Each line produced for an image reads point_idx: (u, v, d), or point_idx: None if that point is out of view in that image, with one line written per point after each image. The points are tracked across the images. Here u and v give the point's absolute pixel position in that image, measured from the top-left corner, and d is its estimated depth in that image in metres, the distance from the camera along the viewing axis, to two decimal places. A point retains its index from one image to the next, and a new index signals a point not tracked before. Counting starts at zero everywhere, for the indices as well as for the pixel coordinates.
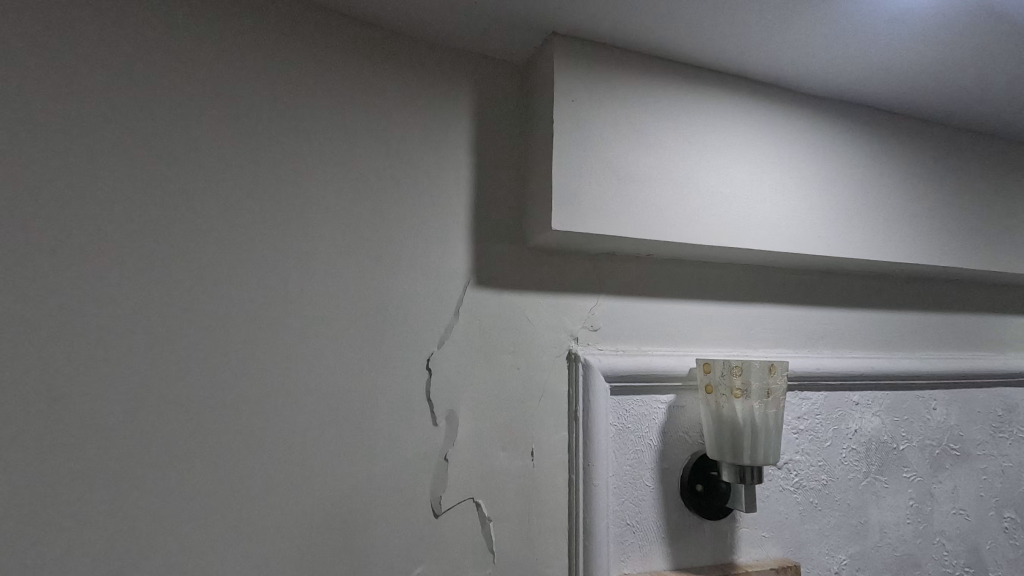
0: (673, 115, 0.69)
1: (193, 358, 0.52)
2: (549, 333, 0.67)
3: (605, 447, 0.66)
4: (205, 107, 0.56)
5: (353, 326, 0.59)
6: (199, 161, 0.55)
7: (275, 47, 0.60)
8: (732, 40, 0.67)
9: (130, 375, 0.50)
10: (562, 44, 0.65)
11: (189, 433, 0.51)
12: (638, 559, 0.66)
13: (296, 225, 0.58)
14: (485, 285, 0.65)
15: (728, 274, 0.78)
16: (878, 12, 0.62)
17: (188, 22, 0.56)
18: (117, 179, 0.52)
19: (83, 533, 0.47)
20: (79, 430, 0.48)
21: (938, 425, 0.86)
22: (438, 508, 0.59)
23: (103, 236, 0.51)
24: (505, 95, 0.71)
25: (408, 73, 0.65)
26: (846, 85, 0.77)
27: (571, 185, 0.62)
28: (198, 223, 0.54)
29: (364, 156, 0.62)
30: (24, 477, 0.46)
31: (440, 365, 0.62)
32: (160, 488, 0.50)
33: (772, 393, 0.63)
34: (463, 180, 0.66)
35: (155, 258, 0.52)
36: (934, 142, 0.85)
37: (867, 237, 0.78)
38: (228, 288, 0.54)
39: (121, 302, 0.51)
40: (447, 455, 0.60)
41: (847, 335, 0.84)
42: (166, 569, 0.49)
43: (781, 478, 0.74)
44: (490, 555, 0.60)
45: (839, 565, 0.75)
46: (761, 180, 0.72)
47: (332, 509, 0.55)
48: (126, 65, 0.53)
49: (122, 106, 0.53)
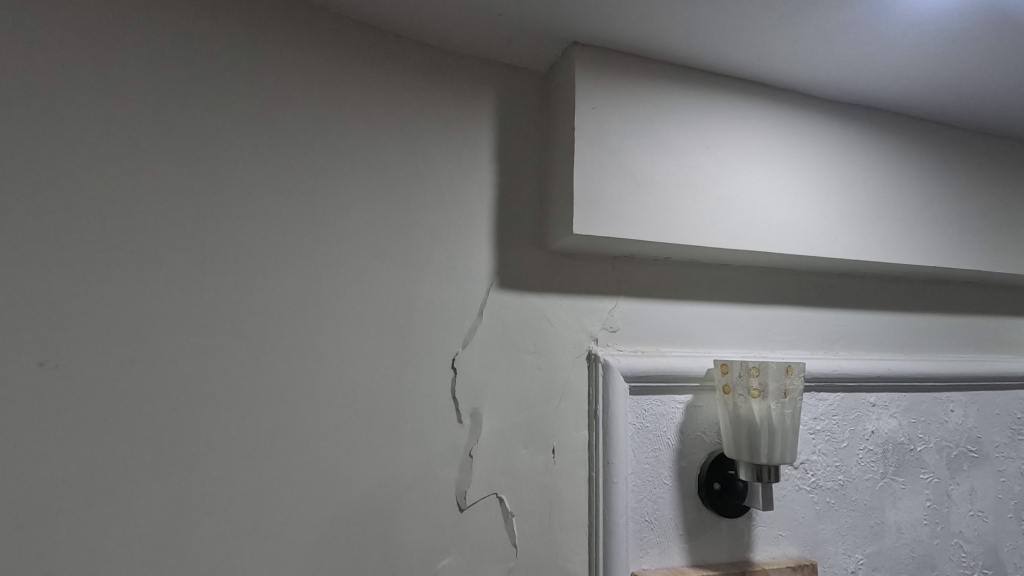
0: (691, 120, 0.70)
1: (232, 356, 0.55)
2: (569, 334, 0.69)
3: (625, 446, 0.68)
4: (243, 119, 0.59)
5: (383, 327, 0.61)
6: (237, 170, 0.58)
7: (307, 59, 0.62)
8: (750, 47, 0.68)
9: (176, 371, 0.53)
10: (583, 53, 0.67)
11: (228, 428, 0.54)
12: (656, 555, 0.67)
13: (329, 229, 0.60)
14: (508, 288, 0.67)
15: (745, 276, 0.79)
16: (893, 22, 0.63)
17: (228, 37, 0.59)
18: (162, 186, 0.54)
19: (131, 521, 0.50)
20: (127, 425, 0.51)
21: (956, 427, 0.86)
22: (462, 502, 0.61)
23: (150, 240, 0.53)
24: (526, 102, 0.73)
25: (435, 82, 0.68)
26: (862, 89, 0.78)
27: (591, 190, 0.64)
28: (238, 227, 0.57)
29: (392, 163, 0.64)
30: (75, 468, 0.49)
31: (464, 364, 0.64)
32: (204, 480, 0.53)
33: (788, 393, 0.65)
34: (486, 185, 0.68)
35: (199, 260, 0.55)
36: (951, 145, 0.85)
37: (883, 240, 0.78)
38: (264, 291, 0.57)
39: (167, 303, 0.53)
40: (472, 451, 0.63)
41: (863, 337, 0.85)
42: (208, 556, 0.52)
43: (797, 478, 0.75)
44: (512, 548, 0.62)
45: (856, 564, 0.76)
46: (776, 184, 0.73)
47: (364, 503, 0.58)
48: (172, 77, 0.56)
49: (167, 117, 0.56)
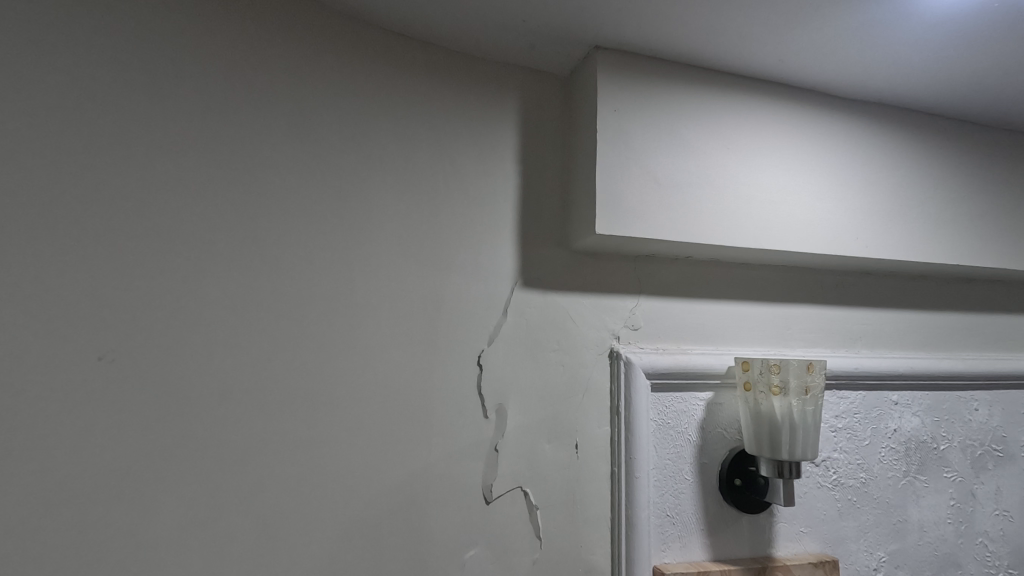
0: (712, 122, 0.71)
1: (270, 352, 0.58)
2: (592, 332, 0.70)
3: (646, 441, 0.69)
4: (279, 124, 0.61)
5: (412, 324, 0.63)
6: (272, 173, 0.60)
7: (338, 65, 0.65)
8: (772, 48, 0.69)
9: (219, 367, 0.55)
10: (605, 56, 0.68)
11: (267, 421, 0.56)
12: (678, 549, 0.69)
13: (360, 230, 0.63)
14: (532, 287, 0.69)
15: (766, 275, 0.80)
16: (913, 24, 0.64)
17: (263, 45, 0.61)
18: (203, 189, 0.57)
19: (177, 509, 0.52)
20: (172, 418, 0.53)
21: (980, 426, 0.86)
22: (488, 495, 0.63)
23: (193, 241, 0.56)
24: (549, 105, 0.74)
25: (460, 87, 0.70)
26: (884, 88, 0.78)
27: (612, 191, 0.65)
28: (275, 229, 0.59)
29: (420, 167, 0.66)
30: (125, 458, 0.51)
31: (490, 361, 0.66)
32: (246, 470, 0.55)
33: (810, 390, 0.65)
34: (510, 186, 0.70)
35: (239, 260, 0.57)
36: (974, 142, 0.85)
37: (904, 240, 0.78)
38: (299, 289, 0.59)
39: (210, 301, 0.56)
40: (497, 446, 0.64)
41: (885, 336, 0.85)
42: (250, 543, 0.54)
43: (819, 475, 0.76)
44: (537, 540, 0.64)
45: (878, 562, 0.76)
46: (797, 183, 0.74)
47: (394, 494, 0.60)
48: (211, 84, 0.59)
49: (207, 121, 0.58)
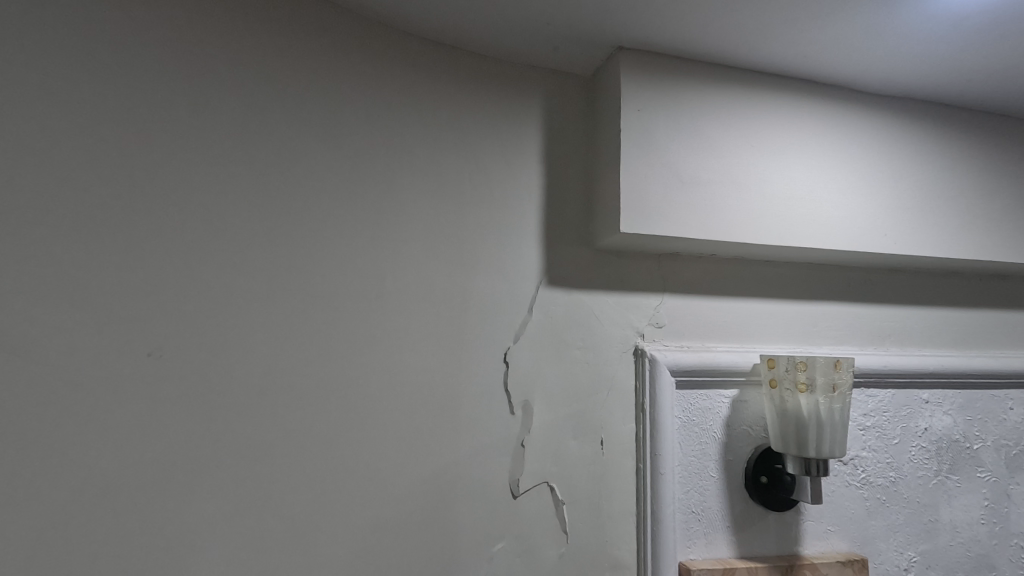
0: (736, 119, 0.71)
1: (304, 349, 0.60)
2: (616, 329, 0.71)
3: (672, 438, 0.69)
4: (312, 129, 0.63)
5: (440, 322, 0.65)
6: (305, 176, 0.62)
7: (369, 71, 0.66)
8: (797, 45, 0.69)
9: (256, 363, 0.58)
10: (628, 57, 0.69)
11: (302, 414, 0.59)
12: (703, 545, 0.69)
13: (389, 231, 0.64)
14: (557, 285, 0.70)
15: (791, 272, 0.79)
16: (941, 18, 0.63)
17: (297, 52, 0.64)
18: (240, 192, 0.59)
19: (217, 498, 0.54)
20: (213, 412, 0.55)
21: (1015, 425, 0.84)
22: (516, 489, 0.64)
23: (230, 242, 0.58)
24: (572, 105, 0.75)
25: (485, 89, 0.71)
26: (915, 83, 0.77)
27: (636, 190, 0.65)
28: (307, 230, 0.61)
29: (447, 167, 0.68)
30: (170, 449, 0.53)
31: (516, 358, 0.67)
32: (282, 462, 0.57)
33: (838, 388, 0.65)
34: (534, 186, 0.71)
35: (274, 260, 0.60)
36: (1007, 136, 0.83)
37: (936, 237, 0.77)
38: (331, 287, 0.61)
39: (246, 300, 0.58)
40: (524, 441, 0.66)
41: (915, 333, 0.83)
42: (286, 531, 0.57)
43: (847, 474, 0.75)
44: (563, 534, 0.65)
45: (908, 562, 0.75)
46: (824, 180, 0.73)
47: (424, 488, 0.62)
48: (249, 91, 0.61)
49: (245, 127, 0.60)
